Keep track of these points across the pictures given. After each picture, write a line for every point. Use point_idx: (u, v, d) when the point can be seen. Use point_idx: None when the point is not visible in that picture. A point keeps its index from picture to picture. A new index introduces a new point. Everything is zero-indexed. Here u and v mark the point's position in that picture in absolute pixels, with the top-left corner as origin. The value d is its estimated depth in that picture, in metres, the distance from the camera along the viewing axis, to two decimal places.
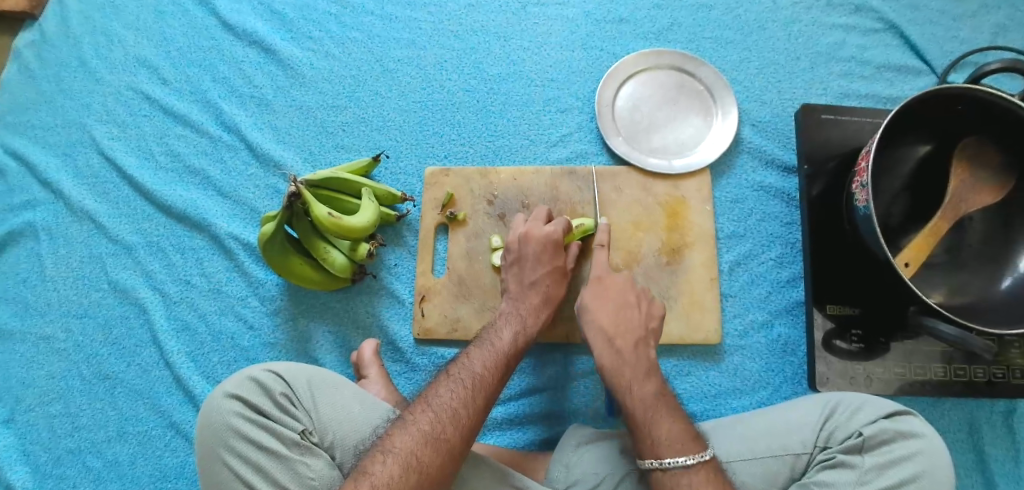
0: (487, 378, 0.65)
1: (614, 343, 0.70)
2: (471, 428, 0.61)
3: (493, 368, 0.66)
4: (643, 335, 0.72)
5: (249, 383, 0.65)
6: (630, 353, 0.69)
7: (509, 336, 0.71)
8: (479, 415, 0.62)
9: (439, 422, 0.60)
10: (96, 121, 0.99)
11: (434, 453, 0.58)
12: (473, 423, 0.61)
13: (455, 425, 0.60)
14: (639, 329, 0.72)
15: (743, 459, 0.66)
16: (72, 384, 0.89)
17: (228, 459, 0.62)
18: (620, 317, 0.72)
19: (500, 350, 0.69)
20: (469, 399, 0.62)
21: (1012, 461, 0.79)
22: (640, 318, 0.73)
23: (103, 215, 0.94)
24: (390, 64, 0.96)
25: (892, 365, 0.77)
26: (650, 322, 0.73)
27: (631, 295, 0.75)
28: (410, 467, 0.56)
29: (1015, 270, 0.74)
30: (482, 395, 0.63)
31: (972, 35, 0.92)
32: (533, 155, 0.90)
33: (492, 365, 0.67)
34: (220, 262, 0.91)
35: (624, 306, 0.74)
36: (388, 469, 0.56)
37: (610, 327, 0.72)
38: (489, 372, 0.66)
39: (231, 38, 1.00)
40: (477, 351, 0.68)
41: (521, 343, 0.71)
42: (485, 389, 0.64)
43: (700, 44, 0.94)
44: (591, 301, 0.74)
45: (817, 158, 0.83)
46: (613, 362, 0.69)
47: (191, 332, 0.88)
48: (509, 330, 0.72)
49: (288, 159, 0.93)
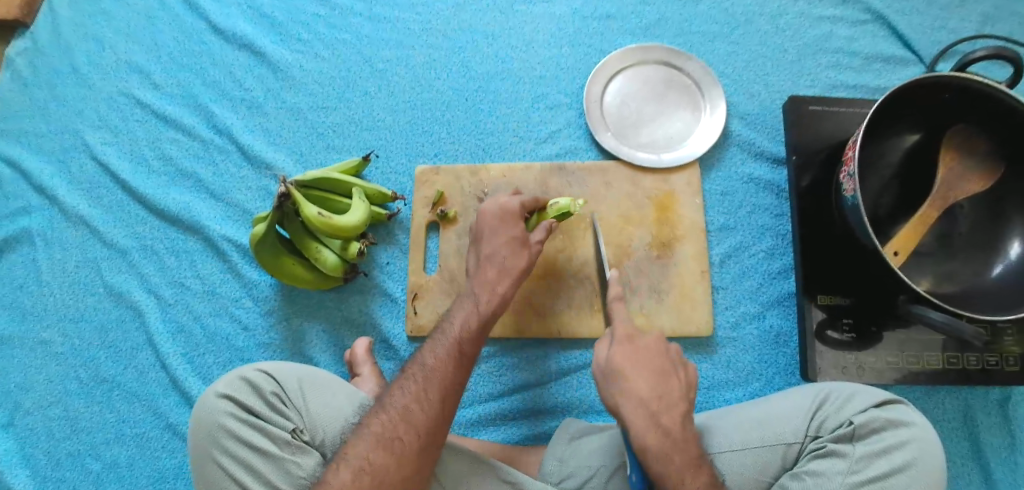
0: (440, 372, 0.64)
1: (660, 420, 0.61)
2: (426, 426, 0.61)
3: (447, 361, 0.65)
4: (685, 409, 0.63)
5: (239, 383, 0.65)
6: (676, 434, 0.61)
7: (460, 323, 0.68)
8: (432, 412, 0.62)
9: (391, 424, 0.61)
10: (90, 128, 0.99)
11: (386, 454, 0.59)
12: (427, 421, 0.61)
13: (408, 425, 0.61)
14: (681, 401, 0.63)
15: (734, 450, 0.66)
16: (70, 388, 0.89)
17: (220, 458, 0.62)
18: (660, 387, 0.63)
19: (452, 339, 0.66)
20: (421, 397, 0.63)
21: (1007, 448, 0.79)
22: (680, 388, 0.64)
23: (98, 220, 0.95)
24: (380, 65, 0.97)
25: (884, 354, 0.77)
26: (689, 392, 0.65)
27: (666, 361, 0.65)
28: (361, 471, 0.58)
29: (1006, 257, 0.74)
30: (436, 391, 0.63)
31: (960, 24, 0.92)
32: (522, 152, 0.91)
33: (444, 357, 0.65)
34: (213, 264, 0.92)
35: (663, 375, 0.64)
36: (340, 476, 0.58)
37: (653, 402, 0.62)
38: (443, 365, 0.65)
39: (222, 42, 1.01)
40: (431, 344, 0.67)
41: (478, 326, 0.68)
42: (440, 385, 0.63)
43: (688, 38, 0.94)
44: (627, 366, 0.64)
45: (805, 149, 0.83)
46: (661, 447, 0.60)
47: (186, 334, 0.89)
48: (466, 316, 0.69)
49: (280, 161, 0.94)
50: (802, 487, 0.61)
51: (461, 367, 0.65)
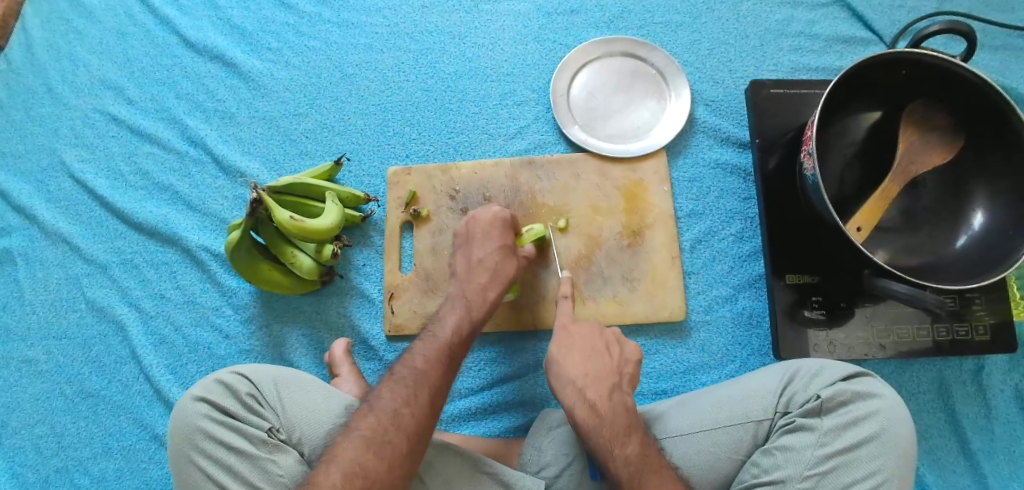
0: (429, 372, 0.66)
1: (587, 394, 0.65)
2: (416, 426, 0.62)
3: (435, 364, 0.67)
4: (617, 382, 0.67)
5: (217, 385, 0.66)
6: (604, 406, 0.64)
7: (451, 325, 0.72)
8: (421, 413, 0.63)
9: (381, 426, 0.61)
10: (66, 146, 1.00)
11: (377, 457, 0.59)
12: (416, 422, 0.63)
13: (399, 427, 0.62)
14: (612, 375, 0.68)
15: (706, 429, 0.66)
16: (55, 404, 0.90)
17: (199, 460, 0.63)
18: (591, 366, 0.68)
19: (442, 343, 0.70)
20: (412, 398, 0.64)
21: (983, 417, 0.79)
22: (611, 364, 0.69)
23: (77, 236, 0.96)
24: (349, 70, 0.98)
25: (855, 330, 0.78)
26: (624, 367, 0.69)
27: (599, 341, 0.71)
28: (353, 474, 0.58)
29: (971, 227, 0.75)
30: (424, 391, 0.65)
31: (919, 2, 0.93)
32: (492, 149, 0.92)
33: (433, 360, 0.68)
34: (192, 273, 0.92)
35: (593, 354, 0.70)
36: (331, 478, 0.57)
37: (581, 379, 0.67)
38: (432, 366, 0.67)
39: (193, 55, 1.02)
40: (420, 347, 0.69)
41: (464, 333, 0.72)
42: (426, 386, 0.65)
43: (650, 29, 0.95)
44: (557, 352, 0.70)
45: (768, 132, 0.84)
46: (590, 420, 0.63)
47: (169, 345, 0.89)
48: (453, 320, 0.73)
49: (255, 169, 0.95)
50: (774, 462, 0.62)
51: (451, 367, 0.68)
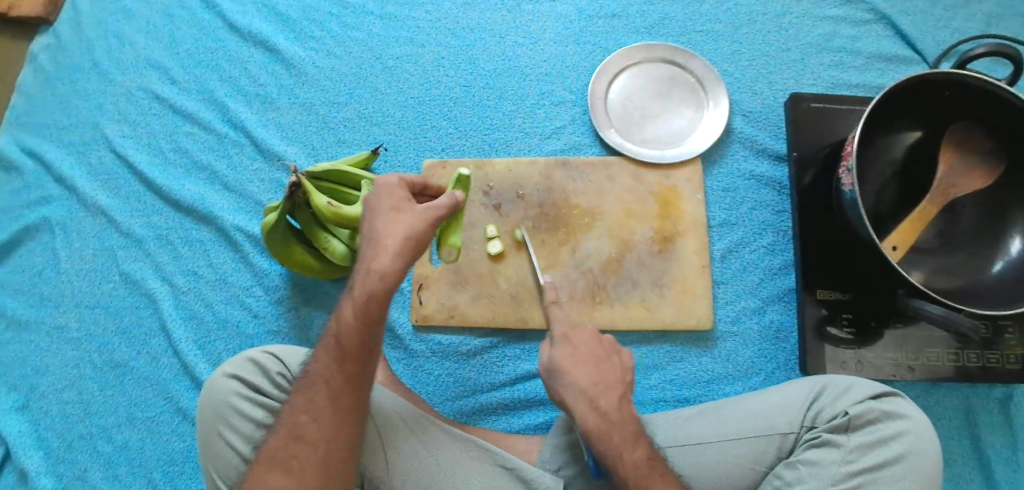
0: (328, 379, 0.59)
1: (598, 405, 0.62)
2: (322, 438, 0.58)
3: (356, 327, 0.59)
4: (625, 390, 0.65)
5: (247, 363, 0.67)
6: (614, 415, 0.63)
7: (340, 325, 0.59)
8: (324, 424, 0.59)
9: (286, 442, 0.59)
10: (109, 121, 1.03)
11: (282, 475, 0.57)
12: (321, 432, 0.58)
13: (299, 443, 0.58)
14: (619, 383, 0.65)
15: (730, 439, 0.67)
16: (84, 372, 0.92)
17: (227, 437, 0.64)
18: (599, 375, 0.64)
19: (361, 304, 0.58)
20: (310, 411, 0.59)
21: (1009, 447, 0.79)
22: (617, 371, 0.65)
23: (114, 210, 0.98)
24: (389, 62, 0.99)
25: (884, 350, 0.77)
26: (626, 375, 0.66)
27: (602, 347, 0.66)
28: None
29: (1008, 252, 0.74)
30: (325, 398, 0.59)
31: (965, 25, 0.93)
32: (527, 148, 0.92)
33: (328, 364, 0.60)
34: (225, 253, 0.94)
35: (600, 362, 0.65)
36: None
37: (591, 388, 0.63)
38: (330, 372, 0.60)
39: (237, 39, 1.04)
40: (319, 349, 0.62)
41: (363, 326, 0.58)
42: (327, 394, 0.59)
43: (692, 37, 0.95)
44: (565, 358, 0.65)
45: (806, 147, 0.84)
46: (600, 429, 0.61)
47: (198, 321, 0.91)
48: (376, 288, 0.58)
49: (292, 154, 0.96)
50: (797, 475, 0.62)
51: (358, 368, 0.59)
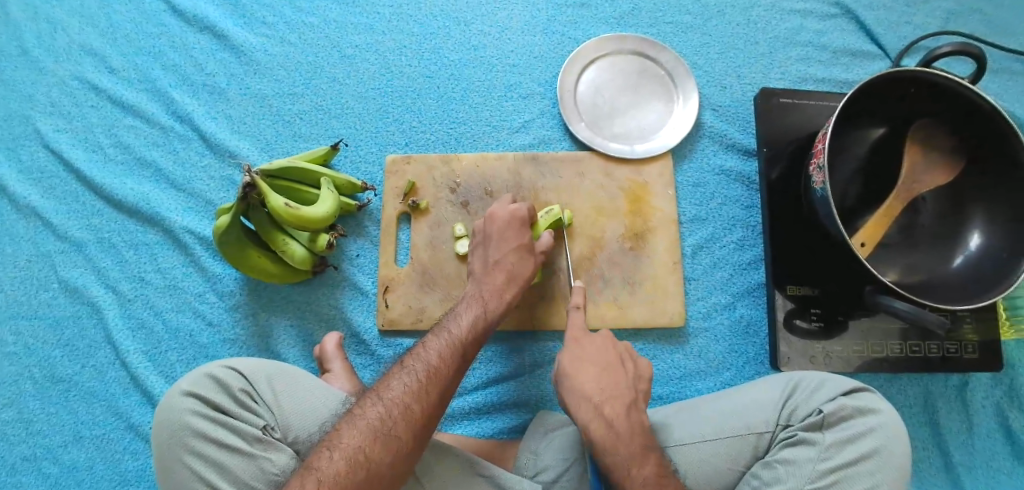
0: (443, 370, 0.64)
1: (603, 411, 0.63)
2: (424, 424, 0.61)
3: (473, 327, 0.70)
4: (633, 399, 0.66)
5: (206, 380, 0.63)
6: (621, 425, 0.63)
7: (468, 323, 0.70)
8: (431, 409, 0.62)
9: (390, 418, 0.60)
10: (40, 113, 0.94)
11: (384, 449, 0.58)
12: (426, 418, 0.61)
13: (406, 421, 0.60)
14: (628, 392, 0.66)
15: (707, 440, 0.66)
16: (24, 388, 0.85)
17: (187, 459, 0.60)
18: (605, 381, 0.66)
19: (486, 311, 0.72)
20: (422, 393, 0.62)
21: (966, 433, 0.81)
22: (626, 380, 0.67)
23: (50, 212, 0.90)
24: (348, 51, 0.94)
25: (850, 343, 0.78)
26: (637, 384, 0.68)
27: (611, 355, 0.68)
28: (356, 462, 0.56)
29: (966, 248, 0.76)
30: (439, 384, 0.63)
31: (925, 20, 0.94)
32: (495, 142, 0.89)
33: (447, 356, 0.66)
34: (175, 256, 0.88)
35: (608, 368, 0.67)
36: (334, 465, 0.56)
37: (596, 394, 0.65)
38: (445, 363, 0.65)
39: (182, 24, 0.96)
40: (433, 341, 0.67)
41: (480, 329, 0.70)
42: (439, 380, 0.63)
43: (661, 29, 0.94)
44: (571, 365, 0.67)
45: (776, 142, 0.84)
46: (605, 438, 0.62)
47: (147, 331, 0.85)
48: (470, 317, 0.71)
49: (244, 149, 0.91)
50: (775, 475, 0.62)
51: (460, 367, 0.66)
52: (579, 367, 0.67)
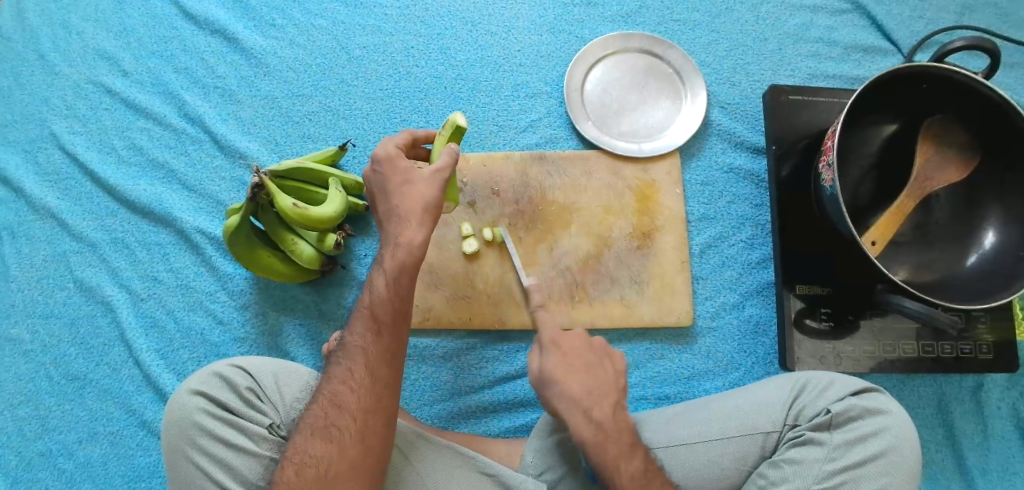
0: (367, 348, 0.60)
1: (591, 413, 0.60)
2: (361, 409, 0.58)
3: (391, 292, 0.60)
4: (618, 397, 0.63)
5: (213, 378, 0.64)
6: (609, 424, 0.61)
7: (379, 292, 0.61)
8: (364, 395, 0.58)
9: (324, 411, 0.58)
10: (56, 116, 0.96)
11: (323, 443, 0.57)
12: (361, 403, 0.58)
13: (340, 411, 0.58)
14: (613, 391, 0.63)
15: (714, 440, 0.66)
16: (40, 385, 0.86)
17: (195, 456, 0.61)
18: (592, 380, 0.62)
19: (411, 265, 0.61)
20: (349, 380, 0.59)
21: (980, 434, 0.80)
22: (610, 378, 0.63)
23: (66, 213, 0.92)
24: (356, 51, 0.95)
25: (861, 343, 0.77)
26: (618, 380, 0.64)
27: (592, 353, 0.64)
28: (303, 464, 0.56)
29: (981, 246, 0.74)
30: (363, 367, 0.59)
31: (939, 14, 0.92)
32: (502, 141, 0.90)
33: (370, 332, 0.60)
34: (186, 257, 0.89)
35: (592, 367, 0.63)
36: (283, 472, 0.56)
37: (584, 397, 0.61)
38: (369, 341, 0.60)
39: (193, 27, 0.98)
40: (354, 319, 0.62)
41: (403, 290, 0.61)
42: (363, 361, 0.59)
43: (669, 27, 0.93)
44: (558, 371, 0.61)
45: (785, 139, 0.83)
46: (589, 436, 0.59)
47: (160, 329, 0.87)
48: (383, 281, 0.61)
49: (254, 150, 0.92)
50: (781, 475, 0.61)
51: (390, 339, 0.60)
52: (565, 368, 0.62)
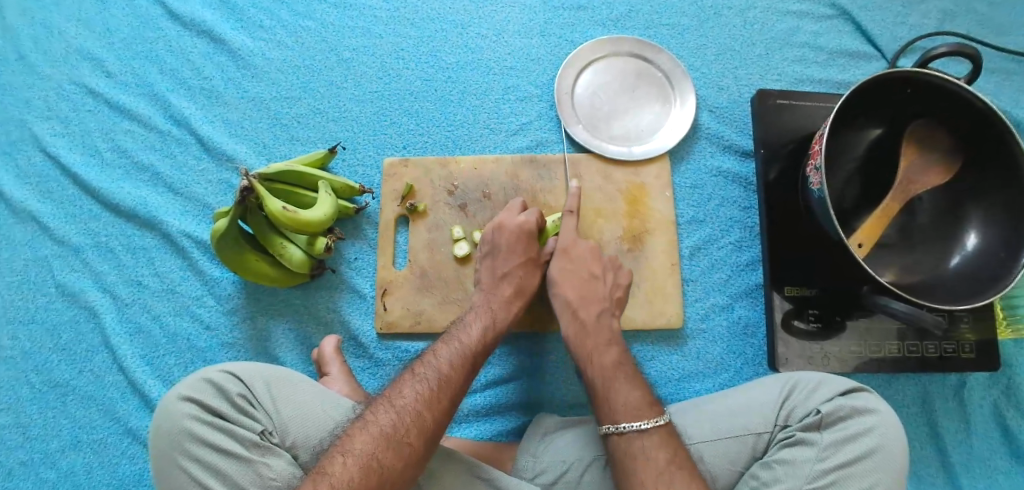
0: (452, 378, 0.65)
1: (578, 313, 0.74)
2: (435, 432, 0.61)
3: (479, 339, 0.70)
4: (606, 306, 0.75)
5: (205, 384, 0.63)
6: (590, 324, 0.73)
7: (476, 331, 0.70)
8: (442, 418, 0.62)
9: (403, 425, 0.60)
10: (37, 118, 0.94)
11: (396, 456, 0.58)
12: (436, 425, 0.61)
13: (420, 429, 0.60)
14: (603, 299, 0.75)
15: (706, 441, 0.66)
16: (21, 393, 0.84)
17: (185, 464, 0.60)
18: (585, 289, 0.75)
19: (498, 320, 0.73)
20: (435, 401, 0.62)
21: (964, 432, 0.81)
22: (604, 289, 0.76)
23: (47, 216, 0.90)
24: (345, 54, 0.94)
25: (847, 343, 0.78)
26: (614, 292, 0.77)
27: (608, 338, 0.72)
28: (370, 470, 0.56)
29: (963, 248, 0.76)
30: (448, 395, 0.63)
31: (921, 21, 0.94)
32: (493, 145, 0.90)
33: (458, 364, 0.66)
34: (173, 261, 0.88)
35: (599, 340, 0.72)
36: (348, 471, 0.56)
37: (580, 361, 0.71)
38: (456, 374, 0.65)
39: (178, 28, 0.96)
40: (443, 349, 0.68)
41: (488, 338, 0.71)
42: (450, 390, 0.64)
43: (658, 31, 0.94)
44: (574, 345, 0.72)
45: (773, 143, 0.84)
46: (575, 336, 0.72)
47: (145, 335, 0.85)
48: (477, 326, 0.71)
49: (242, 153, 0.91)
50: (773, 475, 0.62)
51: (468, 376, 0.67)
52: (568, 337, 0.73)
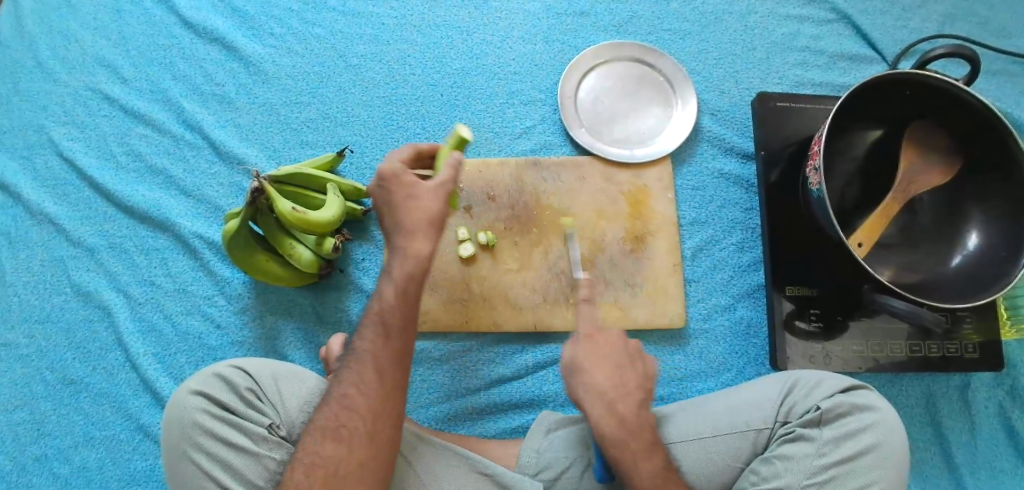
0: (375, 352, 0.60)
1: (616, 407, 0.61)
2: (369, 413, 0.59)
3: (395, 301, 0.62)
4: (644, 397, 0.64)
5: (214, 379, 0.64)
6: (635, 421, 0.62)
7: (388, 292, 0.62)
8: (373, 398, 0.59)
9: (336, 414, 0.59)
10: (55, 123, 0.97)
11: (335, 446, 0.57)
12: (369, 407, 0.59)
13: (350, 417, 0.58)
14: (641, 390, 0.64)
15: (708, 438, 0.67)
16: (36, 391, 0.86)
17: (195, 456, 0.61)
18: (618, 376, 0.63)
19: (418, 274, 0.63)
20: (360, 384, 0.60)
21: (968, 432, 0.81)
22: (641, 378, 0.64)
23: (64, 218, 0.92)
24: (354, 60, 0.96)
25: (850, 343, 0.79)
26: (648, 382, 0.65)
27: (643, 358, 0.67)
28: (313, 464, 0.57)
29: (964, 247, 0.76)
30: (370, 373, 0.60)
31: (922, 24, 0.95)
32: (497, 148, 0.91)
33: (377, 336, 0.61)
34: (184, 261, 0.90)
35: (631, 365, 0.65)
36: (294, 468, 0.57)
37: (610, 390, 0.62)
38: (375, 346, 0.61)
39: (192, 36, 0.99)
40: (365, 323, 0.63)
41: (408, 297, 0.63)
42: (372, 366, 0.60)
43: (660, 36, 0.96)
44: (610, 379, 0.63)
45: (773, 145, 0.85)
46: (620, 437, 0.60)
47: (157, 333, 0.87)
48: (387, 286, 0.63)
49: (252, 156, 0.93)
50: (774, 470, 0.62)
51: (392, 345, 0.61)
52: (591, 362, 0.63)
